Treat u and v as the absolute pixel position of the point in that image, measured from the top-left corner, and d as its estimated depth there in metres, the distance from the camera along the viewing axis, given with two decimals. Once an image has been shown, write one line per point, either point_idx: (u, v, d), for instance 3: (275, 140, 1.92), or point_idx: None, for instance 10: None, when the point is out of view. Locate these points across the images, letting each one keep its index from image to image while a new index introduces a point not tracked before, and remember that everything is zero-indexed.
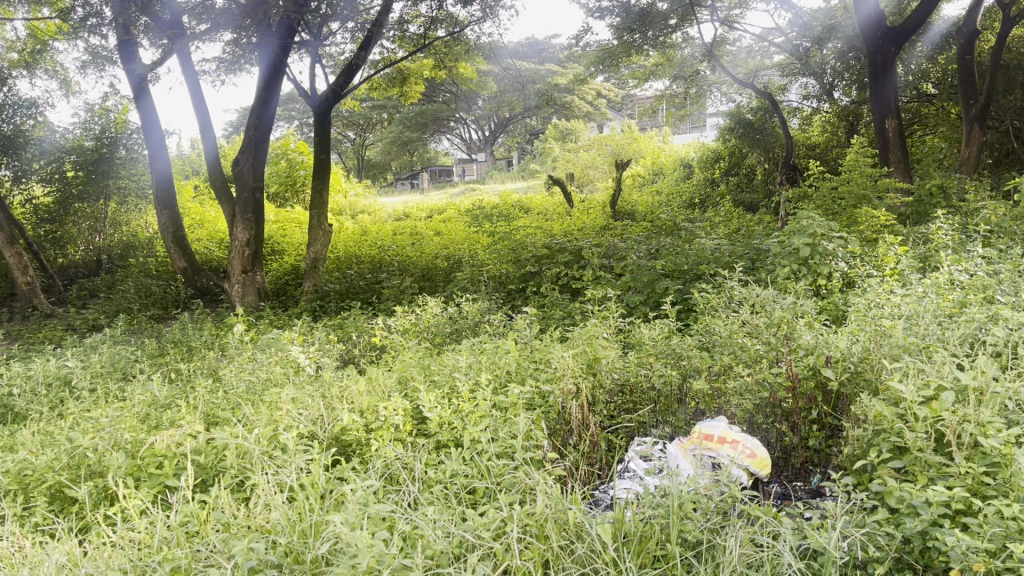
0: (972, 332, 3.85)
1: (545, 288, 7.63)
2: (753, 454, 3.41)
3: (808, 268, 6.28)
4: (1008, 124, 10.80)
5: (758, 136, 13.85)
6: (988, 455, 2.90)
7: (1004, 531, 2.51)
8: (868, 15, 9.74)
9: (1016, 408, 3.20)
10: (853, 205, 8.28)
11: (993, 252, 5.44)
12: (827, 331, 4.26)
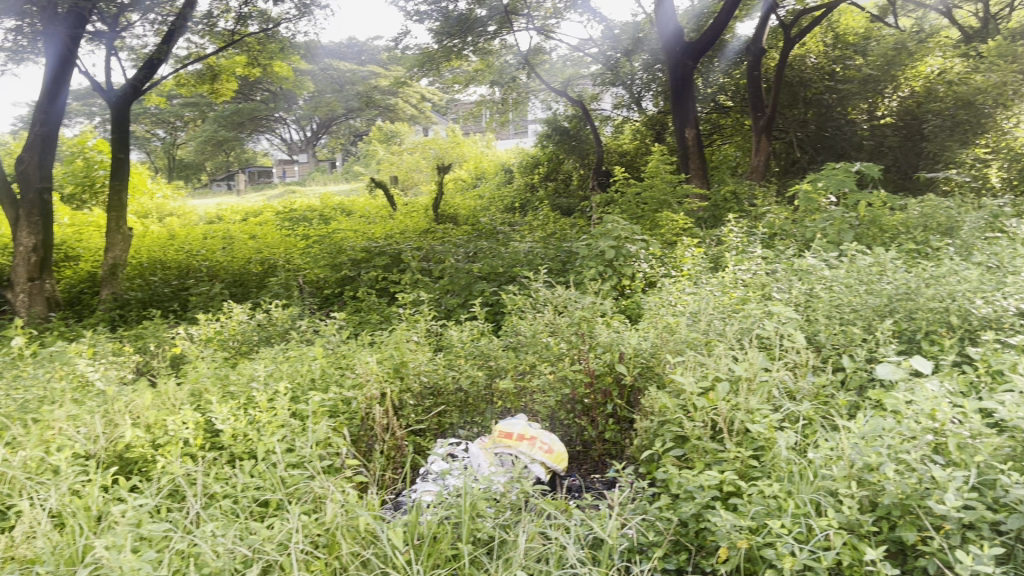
0: (748, 326, 4.17)
1: (361, 293, 7.51)
2: (550, 450, 3.58)
3: (613, 270, 6.59)
4: (792, 136, 11.83)
5: (574, 143, 14.65)
6: (754, 439, 3.17)
7: (765, 509, 2.74)
8: (668, 29, 10.33)
9: (781, 395, 3.53)
10: (655, 209, 8.77)
11: (771, 253, 5.91)
12: (624, 329, 4.42)
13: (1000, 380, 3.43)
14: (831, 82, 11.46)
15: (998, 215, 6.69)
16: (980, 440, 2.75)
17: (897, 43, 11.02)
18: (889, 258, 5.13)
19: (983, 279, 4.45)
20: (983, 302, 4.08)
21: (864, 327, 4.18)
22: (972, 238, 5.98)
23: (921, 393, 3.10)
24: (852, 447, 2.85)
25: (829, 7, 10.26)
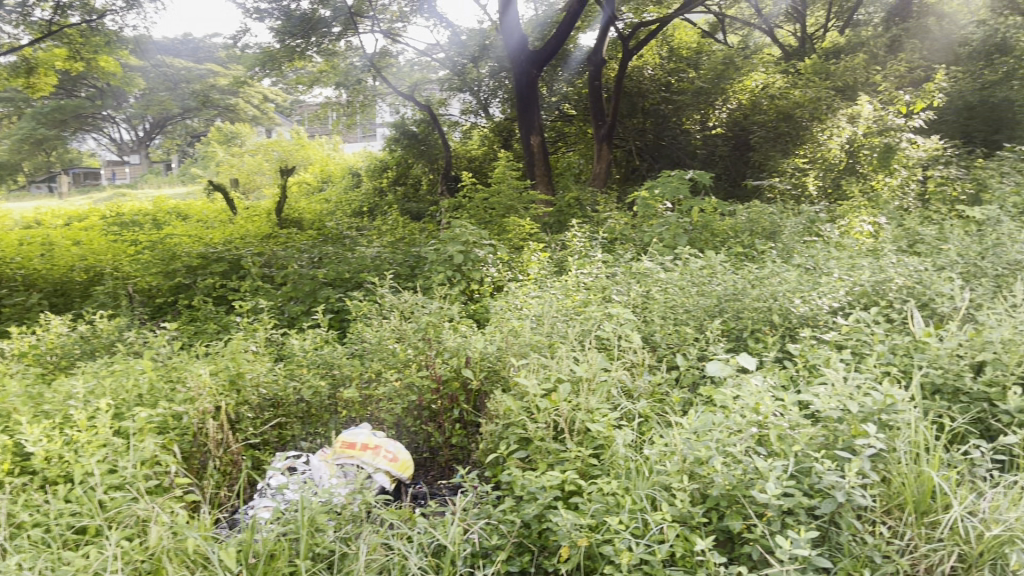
0: (589, 328, 4.29)
1: (197, 301, 7.14)
2: (395, 458, 3.55)
3: (461, 275, 6.59)
4: (632, 145, 12.28)
5: (422, 148, 14.65)
6: (594, 438, 3.26)
7: (604, 507, 2.80)
8: (513, 38, 10.47)
9: (620, 394, 3.65)
10: (502, 214, 8.85)
11: (611, 257, 6.10)
12: (470, 332, 4.42)
13: (816, 374, 3.69)
14: (667, 93, 12.02)
15: (815, 220, 7.20)
16: (798, 430, 2.94)
17: (725, 58, 11.82)
18: (719, 260, 5.41)
19: (800, 280, 4.78)
20: (801, 301, 4.38)
21: (696, 326, 4.38)
22: (792, 242, 6.41)
23: (746, 388, 3.28)
24: (684, 442, 2.97)
25: (664, 22, 10.77)
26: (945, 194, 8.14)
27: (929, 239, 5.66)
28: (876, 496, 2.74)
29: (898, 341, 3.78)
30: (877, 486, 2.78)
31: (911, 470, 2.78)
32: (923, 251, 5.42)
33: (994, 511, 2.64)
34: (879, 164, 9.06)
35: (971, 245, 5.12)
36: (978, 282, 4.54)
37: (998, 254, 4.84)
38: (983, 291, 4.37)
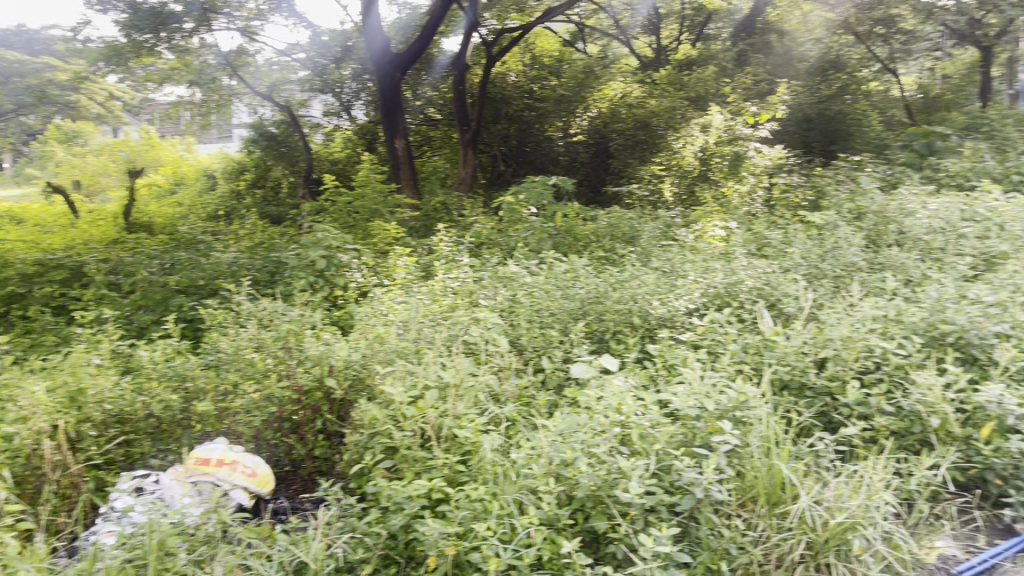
0: (456, 332, 4.26)
1: (32, 311, 6.60)
2: (253, 473, 3.40)
3: (324, 280, 6.43)
4: (497, 151, 12.34)
5: (283, 149, 14.29)
6: (461, 444, 3.23)
7: (471, 513, 2.78)
8: (376, 40, 10.30)
9: (487, 399, 3.64)
10: (366, 219, 8.69)
11: (477, 262, 6.10)
12: (333, 340, 4.27)
13: (674, 373, 3.82)
14: (530, 100, 12.04)
15: (671, 226, 7.49)
16: (658, 429, 3.02)
17: (585, 67, 12.17)
18: (582, 264, 5.51)
19: (658, 282, 4.93)
20: (660, 304, 4.53)
21: (561, 329, 4.44)
22: (651, 246, 6.64)
23: (609, 389, 3.34)
24: (550, 445, 3.00)
25: (527, 28, 10.91)
26: (788, 200, 8.65)
27: (775, 243, 5.98)
28: (732, 490, 2.85)
29: (749, 339, 3.96)
30: (733, 481, 2.89)
31: (762, 464, 2.91)
32: (769, 254, 5.73)
33: (838, 500, 2.81)
34: (729, 172, 9.46)
35: (812, 248, 5.45)
36: (819, 283, 4.85)
37: (836, 257, 5.18)
38: (823, 291, 4.67)
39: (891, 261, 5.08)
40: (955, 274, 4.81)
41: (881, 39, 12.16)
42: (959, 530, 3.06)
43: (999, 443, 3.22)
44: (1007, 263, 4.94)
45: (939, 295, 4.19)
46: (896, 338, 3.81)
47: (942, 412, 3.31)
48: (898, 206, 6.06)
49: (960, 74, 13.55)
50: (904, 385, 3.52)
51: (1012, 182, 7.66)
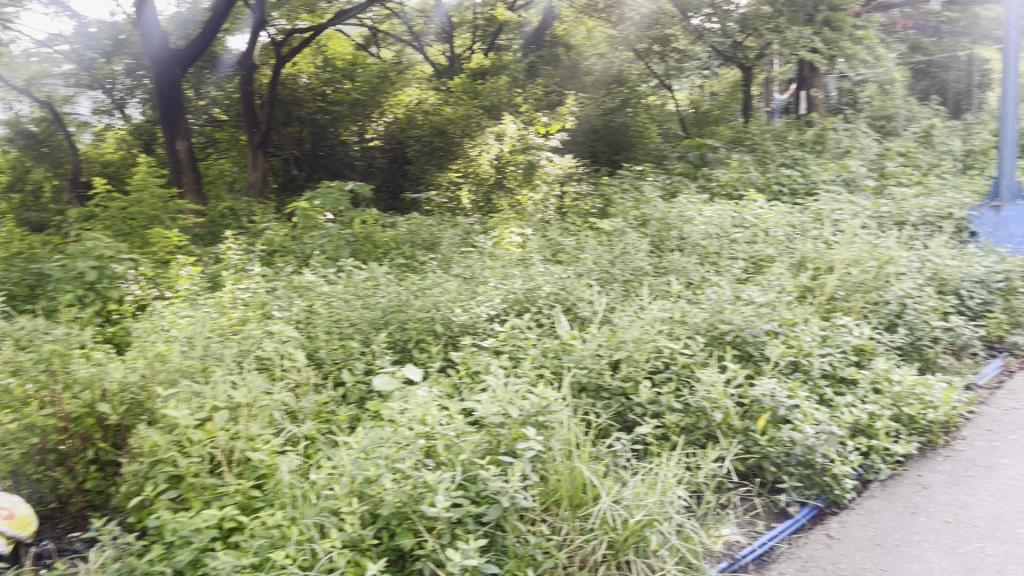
0: (247, 347, 4.01)
1: None
2: (10, 516, 3.03)
3: (95, 293, 5.84)
4: (289, 154, 11.86)
5: (44, 149, 12.56)
6: (255, 467, 3.04)
7: (268, 542, 2.60)
8: (151, 34, 9.60)
9: (283, 418, 3.45)
10: (144, 225, 8.01)
11: (269, 271, 5.78)
12: (106, 360, 3.86)
13: (477, 381, 3.82)
14: (324, 103, 11.62)
15: (469, 232, 7.54)
16: (462, 438, 3.00)
17: (380, 72, 11.84)
18: (381, 272, 5.40)
19: (460, 289, 4.91)
20: (461, 311, 4.52)
21: (362, 340, 4.30)
22: (451, 253, 6.62)
23: (412, 401, 3.27)
24: (352, 462, 2.87)
25: (318, 30, 10.59)
26: (579, 207, 9.00)
27: (569, 249, 6.17)
28: (536, 495, 2.88)
29: (548, 344, 4.03)
30: (536, 486, 2.91)
31: (565, 467, 2.95)
32: (564, 259, 5.90)
33: (635, 498, 2.92)
34: (523, 180, 9.72)
35: (603, 253, 5.67)
36: (611, 287, 5.05)
37: (625, 261, 5.42)
38: (615, 295, 4.87)
39: (674, 266, 5.39)
40: (729, 277, 5.21)
41: (658, 56, 12.92)
42: (741, 517, 3.27)
43: (772, 433, 3.50)
44: (773, 266, 5.41)
45: (718, 296, 4.49)
46: (681, 338, 4.04)
47: (724, 407, 3.55)
48: (678, 213, 6.42)
49: (726, 91, 14.36)
50: (690, 383, 3.74)
51: (773, 191, 8.43)
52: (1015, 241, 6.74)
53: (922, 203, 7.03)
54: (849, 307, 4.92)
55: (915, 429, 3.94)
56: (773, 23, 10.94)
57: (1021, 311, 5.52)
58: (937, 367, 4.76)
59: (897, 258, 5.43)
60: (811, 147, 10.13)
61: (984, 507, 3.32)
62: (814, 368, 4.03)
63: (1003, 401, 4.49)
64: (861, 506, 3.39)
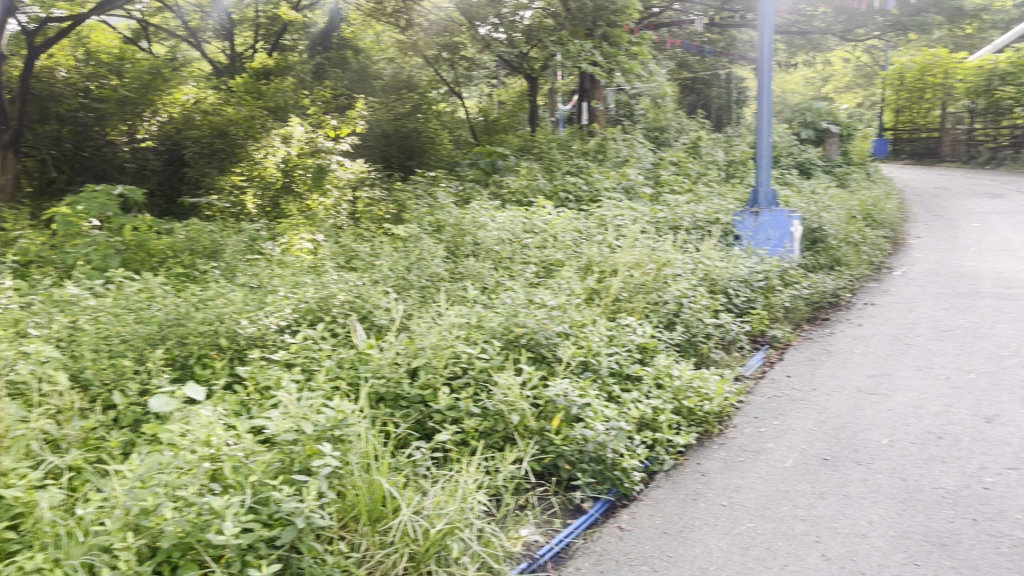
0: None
1: None
2: None
3: None
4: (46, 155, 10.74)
5: None
6: (9, 506, 2.67)
7: None
8: None
9: (42, 449, 3.07)
10: None
11: (24, 284, 5.16)
12: None
13: (266, 397, 3.62)
14: (87, 100, 10.67)
15: (256, 239, 7.20)
16: (253, 458, 2.82)
17: (151, 68, 11.05)
18: (155, 283, 4.99)
19: (246, 300, 4.65)
20: (248, 322, 4.27)
21: (135, 358, 3.94)
22: (236, 262, 6.26)
23: (195, 421, 3.03)
24: (127, 493, 2.61)
25: (77, 20, 9.70)
26: (372, 213, 8.87)
27: (363, 256, 6.03)
28: (333, 513, 2.76)
29: (343, 354, 3.89)
30: (333, 503, 2.80)
31: (362, 481, 2.86)
32: (358, 266, 5.75)
33: (436, 507, 2.88)
34: (312, 185, 9.25)
35: (398, 260, 5.60)
36: (407, 293, 5.00)
37: (421, 268, 5.38)
38: (412, 302, 4.81)
39: (469, 271, 5.43)
40: (523, 281, 5.33)
41: (448, 63, 12.90)
42: (539, 517, 3.33)
43: (566, 432, 3.60)
44: (562, 270, 5.60)
45: (512, 300, 4.57)
46: (478, 343, 4.06)
47: (520, 410, 3.61)
48: (472, 219, 6.46)
49: (512, 101, 14.73)
50: (487, 387, 3.77)
51: (560, 198, 8.73)
52: (773, 245, 7.24)
53: (693, 209, 7.61)
54: (633, 307, 5.19)
55: (694, 420, 4.21)
56: (556, 35, 11.21)
57: (779, 308, 6.10)
58: (709, 361, 5.12)
59: (672, 261, 5.81)
60: (594, 156, 10.63)
61: (754, 489, 3.61)
62: (602, 367, 4.20)
63: (766, 390, 4.93)
64: (648, 497, 3.57)
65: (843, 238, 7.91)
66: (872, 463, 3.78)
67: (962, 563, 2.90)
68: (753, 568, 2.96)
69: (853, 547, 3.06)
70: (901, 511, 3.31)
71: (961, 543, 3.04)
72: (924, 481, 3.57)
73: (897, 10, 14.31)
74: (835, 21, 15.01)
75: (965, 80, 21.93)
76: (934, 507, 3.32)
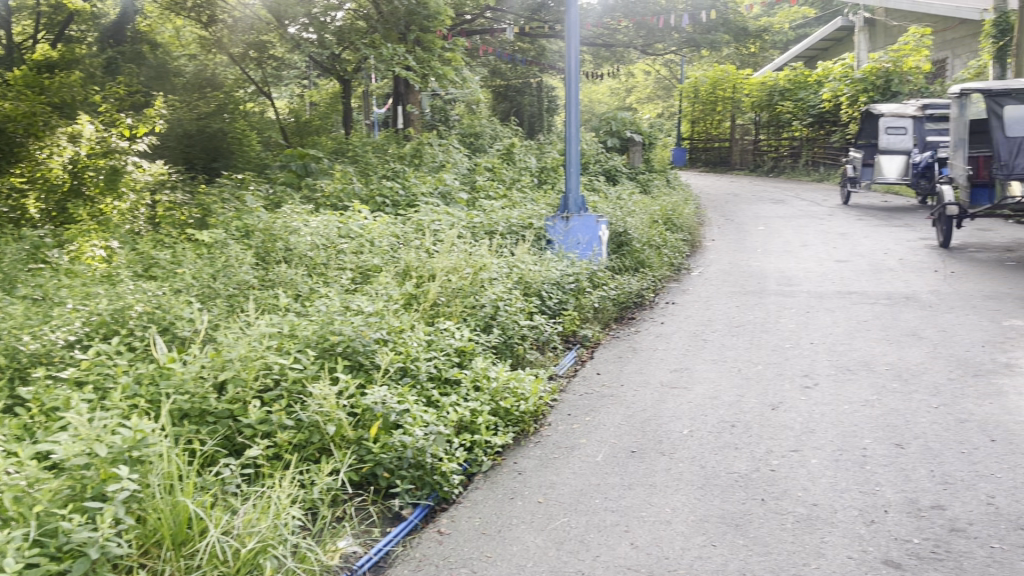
0: None
1: None
2: None
3: None
4: None
5: None
6: None
7: None
8: None
9: None
10: None
11: None
12: None
13: (53, 418, 3.32)
14: None
15: (40, 246, 6.57)
16: (37, 487, 2.58)
17: None
18: None
19: (29, 314, 4.24)
20: (31, 339, 3.90)
21: None
22: (14, 270, 5.66)
23: None
24: None
25: None
26: (173, 218, 8.37)
27: (163, 264, 5.66)
28: (132, 540, 2.58)
29: (142, 369, 3.63)
30: (132, 529, 2.62)
31: (165, 503, 2.69)
32: (158, 275, 5.40)
33: (247, 525, 2.76)
34: (105, 187, 8.58)
35: (203, 268, 5.32)
36: (213, 303, 4.76)
37: (228, 276, 5.15)
38: (218, 313, 4.59)
39: (280, 278, 5.25)
40: (338, 287, 5.21)
41: (255, 62, 12.46)
42: (357, 527, 3.27)
43: (384, 440, 3.56)
44: (379, 276, 5.54)
45: (327, 307, 4.48)
46: (290, 353, 3.93)
47: (337, 419, 3.54)
48: (283, 224, 6.24)
49: (324, 102, 14.86)
50: (301, 399, 3.66)
51: (376, 203, 8.62)
52: (582, 248, 7.55)
53: (507, 214, 7.76)
54: (450, 311, 5.22)
55: (511, 420, 4.32)
56: (368, 38, 10.98)
57: (588, 309, 6.39)
58: (525, 362, 5.25)
59: (488, 265, 5.90)
60: (409, 161, 10.58)
61: (568, 485, 3.74)
62: (421, 372, 4.19)
63: (578, 388, 5.13)
64: (467, 499, 3.61)
65: (646, 241, 8.38)
66: (675, 453, 4.03)
67: (753, 540, 3.15)
68: (567, 561, 3.06)
69: (658, 533, 3.24)
70: (701, 496, 3.55)
71: (752, 522, 3.30)
72: (719, 466, 3.85)
73: (690, 28, 15.30)
74: (636, 36, 15.85)
75: (751, 94, 23.87)
76: (729, 490, 3.59)
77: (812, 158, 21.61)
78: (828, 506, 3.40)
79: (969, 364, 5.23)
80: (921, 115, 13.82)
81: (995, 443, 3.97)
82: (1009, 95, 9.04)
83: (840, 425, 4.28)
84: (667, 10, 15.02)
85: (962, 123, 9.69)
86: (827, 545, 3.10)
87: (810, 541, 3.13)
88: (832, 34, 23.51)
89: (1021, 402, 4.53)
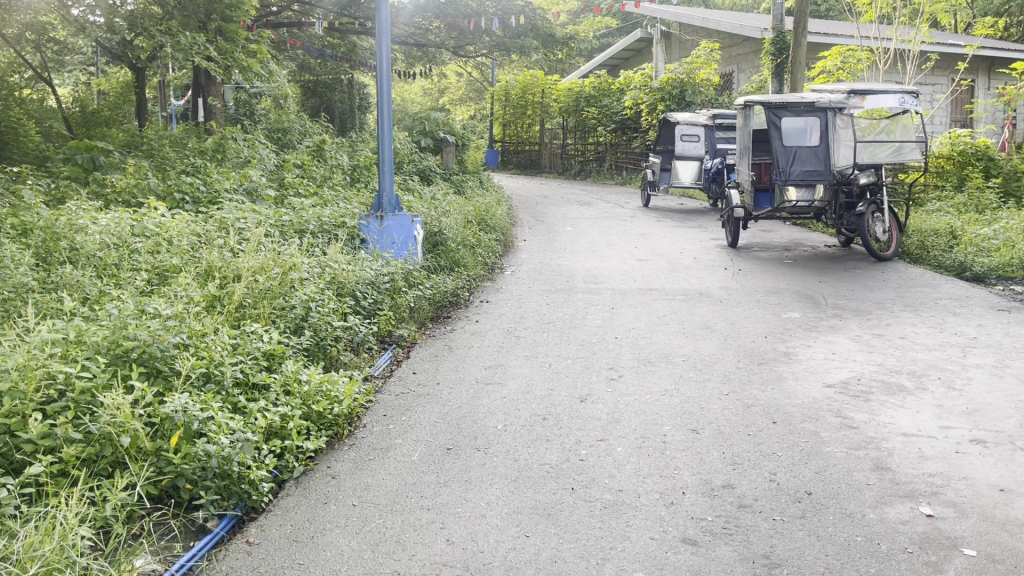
0: None
1: None
2: None
3: None
4: None
5: None
6: None
7: None
8: None
9: None
10: None
11: None
12: None
13: None
14: None
15: None
16: None
17: None
18: None
19: None
20: None
21: None
22: None
23: None
24: None
25: None
26: None
27: None
28: None
29: None
30: None
31: None
32: None
33: (28, 549, 2.52)
34: None
35: None
36: None
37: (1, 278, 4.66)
38: None
39: (64, 280, 4.83)
40: (131, 289, 4.86)
41: (33, 45, 11.50)
42: (156, 543, 3.07)
43: (186, 449, 3.35)
44: (179, 276, 5.23)
45: (119, 311, 4.17)
46: (77, 361, 3.62)
47: (132, 430, 3.29)
48: (67, 222, 5.73)
49: (116, 92, 13.88)
50: (91, 409, 3.38)
51: (174, 199, 8.10)
52: (398, 248, 7.55)
53: (319, 213, 7.54)
54: (258, 313, 5.02)
55: (323, 424, 4.21)
56: (164, 25, 10.29)
57: (404, 308, 6.36)
58: (339, 363, 5.14)
59: (298, 265, 5.71)
60: (212, 155, 10.05)
61: (382, 486, 3.70)
62: (226, 378, 3.98)
63: (394, 388, 5.09)
64: (278, 507, 3.49)
65: (460, 240, 8.48)
66: (489, 448, 4.09)
67: (564, 528, 3.27)
68: (382, 563, 3.03)
69: (473, 528, 3.28)
70: (514, 489, 3.63)
71: (562, 511, 3.42)
72: (532, 459, 3.95)
73: (501, 32, 15.61)
74: (448, 37, 15.94)
75: (560, 99, 24.72)
76: (541, 481, 3.70)
77: (615, 162, 22.61)
78: (632, 491, 3.59)
79: (754, 354, 5.70)
80: (711, 124, 14.99)
81: (776, 424, 4.36)
82: (785, 108, 9.92)
83: (643, 414, 4.53)
84: (477, 13, 15.48)
85: (746, 132, 10.50)
86: (632, 528, 3.27)
87: (617, 525, 3.29)
88: (632, 44, 24.77)
89: (798, 387, 5.00)
